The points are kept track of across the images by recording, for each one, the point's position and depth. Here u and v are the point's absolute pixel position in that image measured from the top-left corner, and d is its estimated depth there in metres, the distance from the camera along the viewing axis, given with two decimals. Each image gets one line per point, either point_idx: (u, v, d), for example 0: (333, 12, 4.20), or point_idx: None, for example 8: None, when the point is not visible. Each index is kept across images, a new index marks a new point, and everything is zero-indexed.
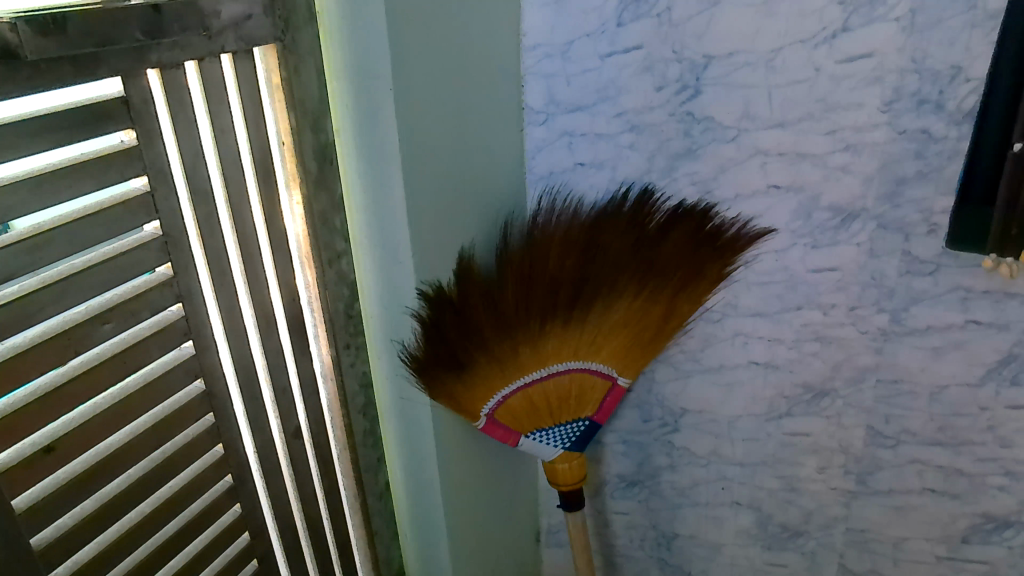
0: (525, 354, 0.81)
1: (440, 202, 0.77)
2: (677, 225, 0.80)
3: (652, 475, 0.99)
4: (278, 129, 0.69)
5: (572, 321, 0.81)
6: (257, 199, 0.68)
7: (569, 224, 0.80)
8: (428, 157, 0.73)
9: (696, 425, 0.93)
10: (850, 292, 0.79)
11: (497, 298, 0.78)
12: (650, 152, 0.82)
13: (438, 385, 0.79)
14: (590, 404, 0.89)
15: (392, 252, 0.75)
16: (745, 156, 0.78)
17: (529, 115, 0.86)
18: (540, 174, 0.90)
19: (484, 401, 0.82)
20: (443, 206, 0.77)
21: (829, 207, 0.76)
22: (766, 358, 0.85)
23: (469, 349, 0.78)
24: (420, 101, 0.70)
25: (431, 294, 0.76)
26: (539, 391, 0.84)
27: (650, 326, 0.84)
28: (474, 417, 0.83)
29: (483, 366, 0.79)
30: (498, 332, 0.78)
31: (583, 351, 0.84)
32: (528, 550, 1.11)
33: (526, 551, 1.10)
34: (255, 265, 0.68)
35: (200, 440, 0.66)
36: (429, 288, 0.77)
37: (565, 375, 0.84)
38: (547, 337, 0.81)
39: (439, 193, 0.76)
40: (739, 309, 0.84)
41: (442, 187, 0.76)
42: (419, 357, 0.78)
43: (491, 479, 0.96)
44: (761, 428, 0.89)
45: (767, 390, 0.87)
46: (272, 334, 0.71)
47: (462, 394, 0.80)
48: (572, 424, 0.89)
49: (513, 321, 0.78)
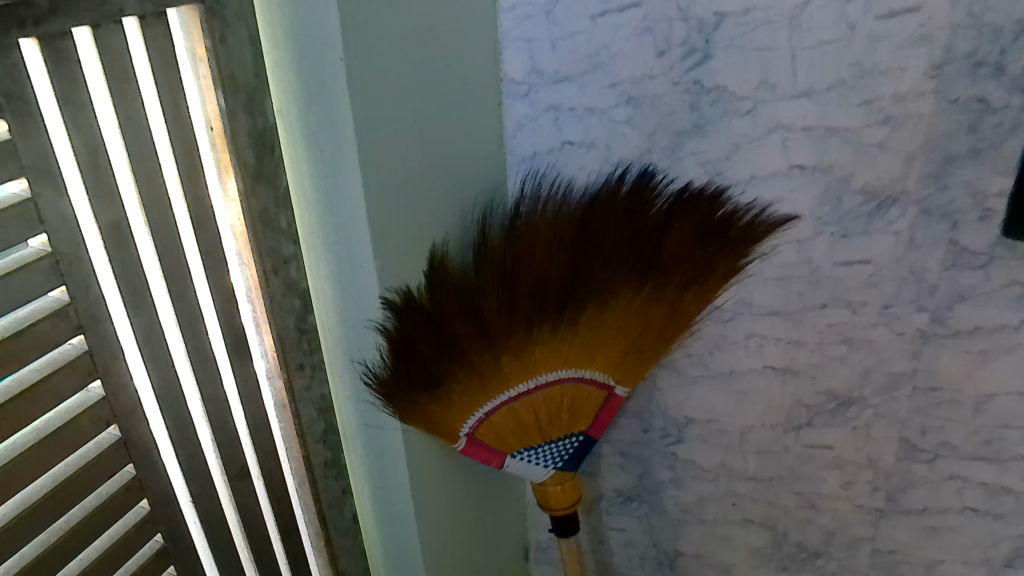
0: (509, 366, 0.71)
1: (408, 195, 0.65)
2: (681, 212, 0.70)
3: (654, 490, 0.89)
4: (206, 112, 0.56)
5: (563, 327, 0.71)
6: (180, 198, 0.55)
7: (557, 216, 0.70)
8: (391, 143, 0.61)
9: (703, 436, 0.83)
10: (884, 288, 0.68)
11: (477, 304, 0.67)
12: (650, 129, 0.71)
13: (411, 407, 0.69)
14: (585, 417, 0.80)
15: (351, 255, 0.64)
16: (762, 133, 0.67)
17: (509, 87, 0.74)
18: (522, 155, 0.78)
19: (464, 418, 0.74)
20: (411, 198, 0.65)
21: (862, 190, 0.66)
22: (784, 363, 0.75)
23: (445, 364, 0.68)
24: (380, 77, 0.58)
25: (397, 304, 0.65)
26: (525, 405, 0.75)
27: (650, 329, 0.75)
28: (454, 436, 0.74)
29: (462, 382, 0.70)
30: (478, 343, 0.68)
31: (577, 356, 0.74)
32: (515, 569, 1.00)
33: (515, 568, 1.00)
34: (184, 278, 0.56)
35: (120, 498, 0.54)
36: (394, 296, 0.66)
37: (556, 383, 0.75)
38: (534, 345, 0.71)
39: (405, 186, 0.64)
40: (753, 308, 0.74)
41: (409, 178, 0.64)
42: (388, 377, 0.67)
43: (475, 501, 0.86)
44: (777, 440, 0.79)
45: (784, 398, 0.77)
46: (206, 361, 0.59)
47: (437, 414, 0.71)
48: (564, 442, 0.80)
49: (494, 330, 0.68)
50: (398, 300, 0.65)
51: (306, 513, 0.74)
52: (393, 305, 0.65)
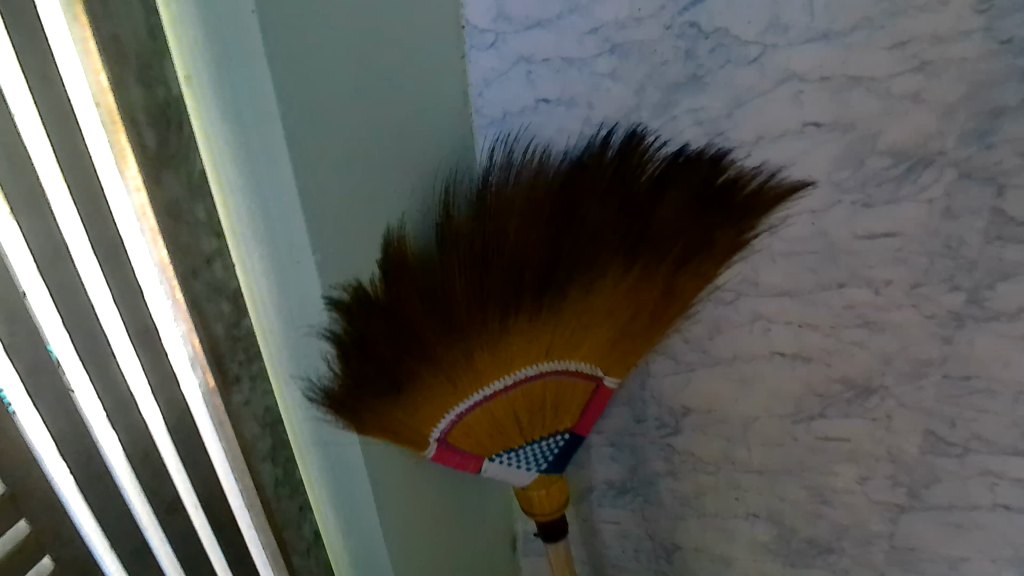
0: (483, 363, 0.62)
1: (351, 175, 0.54)
2: (674, 181, 0.60)
3: (649, 482, 0.81)
4: (94, 84, 0.46)
5: (542, 315, 0.62)
6: (65, 191, 0.45)
7: (532, 186, 0.60)
8: (326, 114, 0.51)
9: (702, 427, 0.75)
10: (913, 265, 0.59)
11: (441, 295, 0.57)
12: (638, 82, 0.60)
13: (370, 416, 0.60)
14: (571, 413, 0.71)
15: (286, 247, 0.53)
16: (771, 84, 0.57)
17: (472, 36, 0.63)
18: (490, 116, 0.67)
19: (433, 420, 0.66)
20: (355, 179, 0.55)
21: (890, 151, 0.56)
22: (794, 349, 0.67)
23: (405, 368, 0.59)
24: (306, 35, 0.48)
25: (343, 306, 0.55)
26: (502, 403, 0.67)
27: (642, 312, 0.66)
28: (422, 440, 0.65)
29: (429, 383, 0.61)
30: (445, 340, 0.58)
31: (559, 347, 0.65)
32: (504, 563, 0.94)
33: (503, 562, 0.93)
34: (77, 287, 0.45)
35: (11, 559, 0.44)
36: (339, 296, 0.56)
37: (536, 376, 0.66)
38: (509, 338, 0.62)
39: (348, 164, 0.54)
40: (759, 288, 0.65)
41: (351, 155, 0.54)
42: (340, 387, 0.58)
43: (451, 503, 0.78)
44: (786, 431, 0.71)
45: (794, 386, 0.69)
46: (113, 384, 0.49)
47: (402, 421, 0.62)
48: (547, 442, 0.71)
49: (463, 324, 0.59)
50: (346, 300, 0.56)
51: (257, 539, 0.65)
52: (338, 307, 0.55)
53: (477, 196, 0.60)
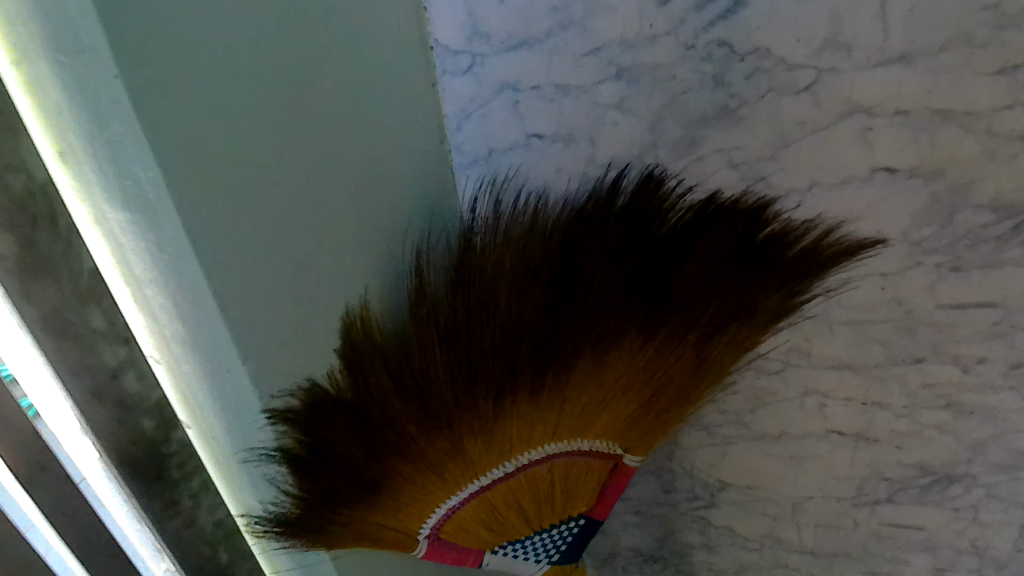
0: (472, 450, 0.53)
1: (295, 259, 0.44)
2: (699, 236, 0.49)
3: (680, 553, 0.71)
4: None
5: (541, 393, 0.52)
6: None
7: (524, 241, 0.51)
8: (252, 196, 0.40)
9: (742, 502, 0.64)
10: (1012, 338, 0.48)
11: (415, 378, 0.49)
12: (653, 114, 0.50)
13: (338, 520, 0.51)
14: (586, 495, 0.60)
15: (210, 356, 0.43)
16: (830, 121, 0.46)
17: (445, 59, 0.54)
18: (473, 154, 0.58)
19: (420, 518, 0.55)
20: (301, 263, 0.45)
21: (989, 206, 0.45)
22: (858, 429, 0.55)
23: (374, 472, 0.50)
24: (223, 107, 0.38)
25: (292, 417, 0.46)
26: (501, 491, 0.57)
27: (667, 386, 0.54)
28: (411, 541, 0.56)
29: (407, 475, 0.52)
30: (421, 424, 0.50)
31: (563, 433, 0.56)
32: None
33: None
34: None
35: None
36: (288, 406, 0.46)
37: (540, 466, 0.57)
38: (503, 421, 0.53)
39: (292, 249, 0.44)
40: (813, 359, 0.53)
41: (295, 236, 0.44)
42: (297, 508, 0.48)
43: None
44: (844, 513, 0.60)
45: (857, 468, 0.57)
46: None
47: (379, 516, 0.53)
48: (560, 528, 0.61)
49: (442, 408, 0.50)
50: (297, 407, 0.46)
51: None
52: (285, 420, 0.46)
53: (460, 256, 0.52)
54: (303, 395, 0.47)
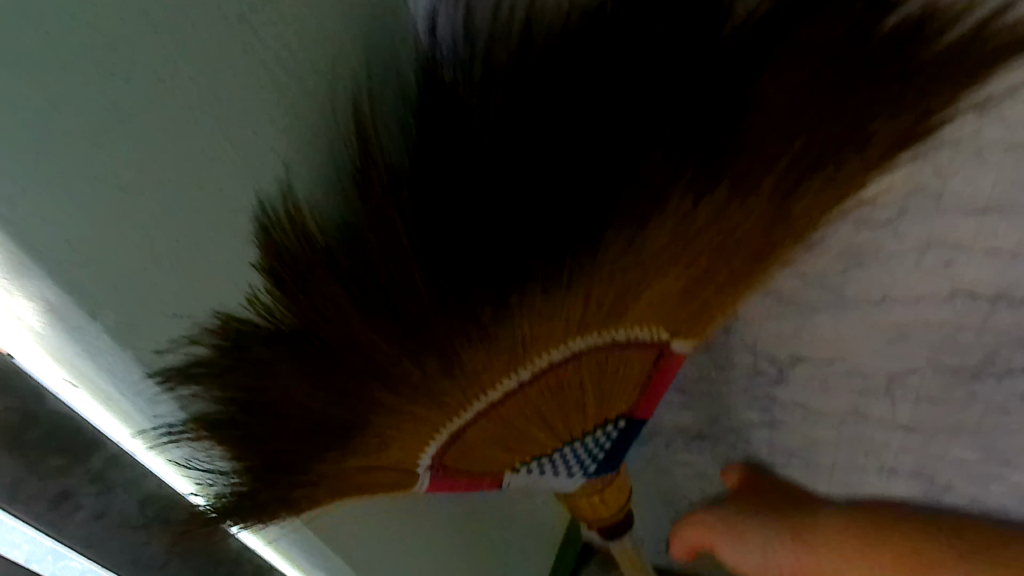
0: (472, 365, 0.39)
1: (147, 138, 0.29)
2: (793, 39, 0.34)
3: (736, 431, 0.59)
4: None
5: (562, 284, 0.37)
6: None
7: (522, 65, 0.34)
8: (46, 50, 0.24)
9: (819, 377, 0.51)
10: None
11: (378, 281, 0.34)
12: None
13: (303, 466, 0.39)
14: (627, 394, 0.47)
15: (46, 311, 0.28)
16: None
17: None
18: None
19: (417, 452, 0.43)
20: (158, 142, 0.29)
21: None
22: (995, 288, 0.41)
23: (346, 411, 0.38)
24: None
25: (204, 369, 0.33)
26: (518, 408, 0.43)
27: (733, 252, 0.40)
28: (411, 478, 0.44)
29: (390, 405, 0.39)
30: (397, 341, 0.36)
31: (596, 326, 0.41)
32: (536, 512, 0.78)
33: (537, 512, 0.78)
34: None
35: None
36: (196, 353, 0.33)
37: (570, 368, 0.42)
38: (512, 326, 0.38)
39: (137, 123, 0.28)
40: (944, 203, 0.38)
41: (141, 100, 0.28)
42: (241, 470, 0.37)
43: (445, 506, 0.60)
44: (957, 386, 0.47)
45: (985, 335, 0.43)
46: None
47: (362, 457, 0.41)
48: (593, 438, 0.48)
49: (423, 318, 0.36)
50: (211, 356, 0.33)
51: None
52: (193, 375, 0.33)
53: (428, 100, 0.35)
54: (219, 338, 0.34)
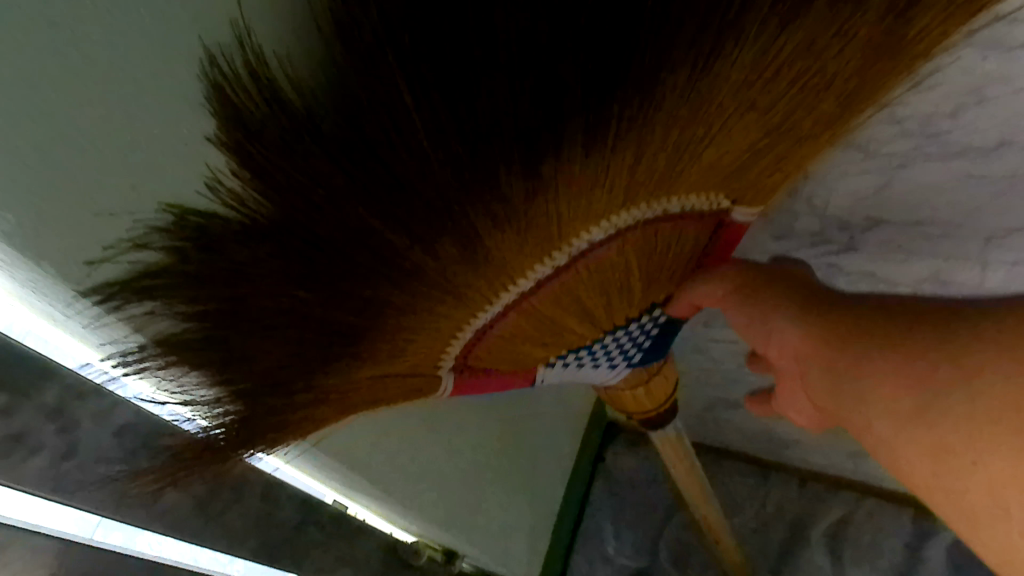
0: (495, 252, 0.31)
1: None
2: None
3: None
4: None
5: (605, 142, 0.29)
6: None
7: None
8: None
9: (897, 241, 0.44)
10: None
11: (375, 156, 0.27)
12: None
13: (306, 382, 0.32)
14: (676, 274, 0.39)
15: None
16: None
17: None
18: None
19: (435, 355, 0.36)
20: None
21: None
22: None
23: (351, 315, 0.31)
24: None
25: (155, 281, 0.28)
26: (551, 301, 0.35)
27: (819, 92, 0.31)
28: (432, 385, 0.38)
29: (401, 306, 0.32)
30: (404, 226, 0.29)
31: (645, 195, 0.33)
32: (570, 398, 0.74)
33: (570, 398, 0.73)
34: None
35: None
36: (151, 260, 0.28)
37: (615, 250, 0.34)
38: (542, 201, 0.30)
39: None
40: None
41: None
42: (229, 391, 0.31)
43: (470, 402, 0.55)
44: None
45: None
46: None
47: (371, 367, 0.34)
48: (638, 326, 0.40)
49: (435, 195, 0.28)
50: (166, 264, 0.28)
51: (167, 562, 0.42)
52: (143, 288, 0.28)
53: None
54: (175, 240, 0.27)
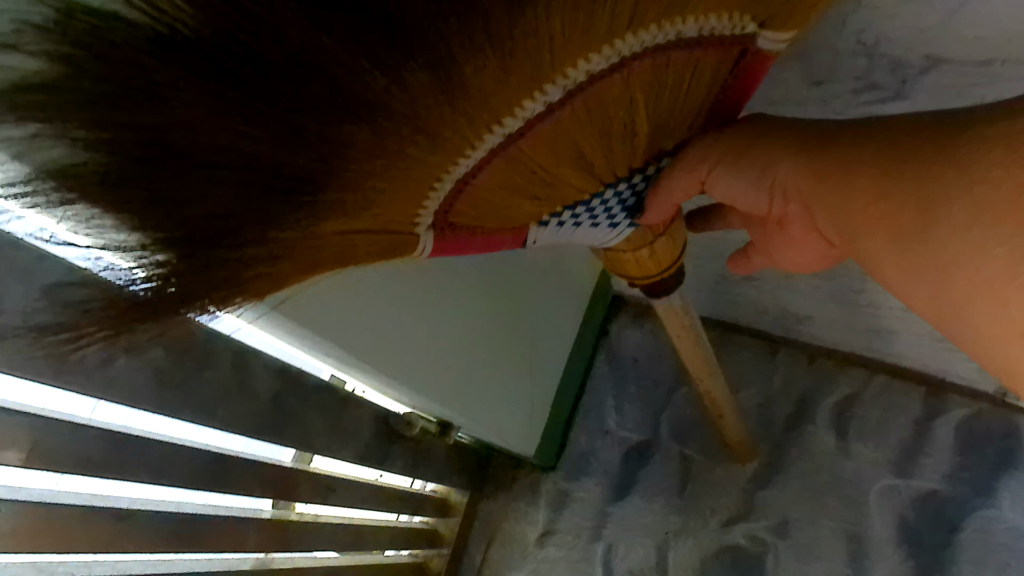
0: (480, 83, 0.26)
1: None
2: None
3: None
4: None
5: None
6: None
7: None
8: None
9: (954, 88, 0.39)
10: None
11: None
12: None
13: (275, 237, 0.28)
14: (686, 117, 0.35)
15: None
16: None
17: None
18: None
19: (408, 211, 0.31)
20: None
21: None
22: None
23: (305, 158, 0.26)
24: None
25: (37, 95, 0.22)
26: (543, 143, 0.30)
27: None
28: (406, 245, 0.33)
29: (367, 150, 0.27)
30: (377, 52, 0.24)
31: (653, 16, 0.28)
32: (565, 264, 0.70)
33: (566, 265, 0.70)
34: None
35: None
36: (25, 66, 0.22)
37: (617, 83, 0.30)
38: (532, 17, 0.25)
39: None
40: None
41: None
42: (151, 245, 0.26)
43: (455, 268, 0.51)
44: None
45: None
46: None
47: (333, 225, 0.29)
48: (634, 178, 0.36)
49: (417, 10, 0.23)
50: (51, 77, 0.22)
51: (144, 436, 0.39)
52: (23, 103, 0.22)
53: None
54: (58, 44, 0.21)
